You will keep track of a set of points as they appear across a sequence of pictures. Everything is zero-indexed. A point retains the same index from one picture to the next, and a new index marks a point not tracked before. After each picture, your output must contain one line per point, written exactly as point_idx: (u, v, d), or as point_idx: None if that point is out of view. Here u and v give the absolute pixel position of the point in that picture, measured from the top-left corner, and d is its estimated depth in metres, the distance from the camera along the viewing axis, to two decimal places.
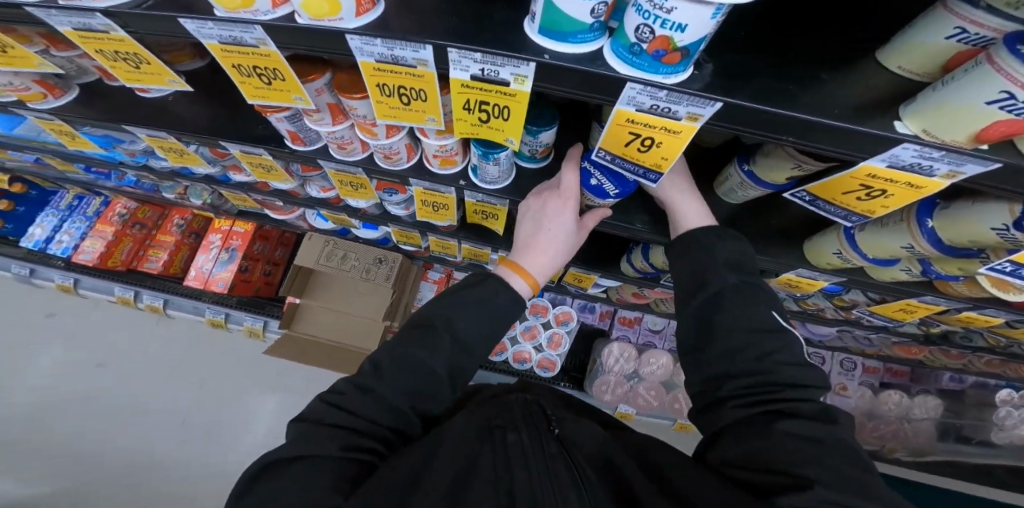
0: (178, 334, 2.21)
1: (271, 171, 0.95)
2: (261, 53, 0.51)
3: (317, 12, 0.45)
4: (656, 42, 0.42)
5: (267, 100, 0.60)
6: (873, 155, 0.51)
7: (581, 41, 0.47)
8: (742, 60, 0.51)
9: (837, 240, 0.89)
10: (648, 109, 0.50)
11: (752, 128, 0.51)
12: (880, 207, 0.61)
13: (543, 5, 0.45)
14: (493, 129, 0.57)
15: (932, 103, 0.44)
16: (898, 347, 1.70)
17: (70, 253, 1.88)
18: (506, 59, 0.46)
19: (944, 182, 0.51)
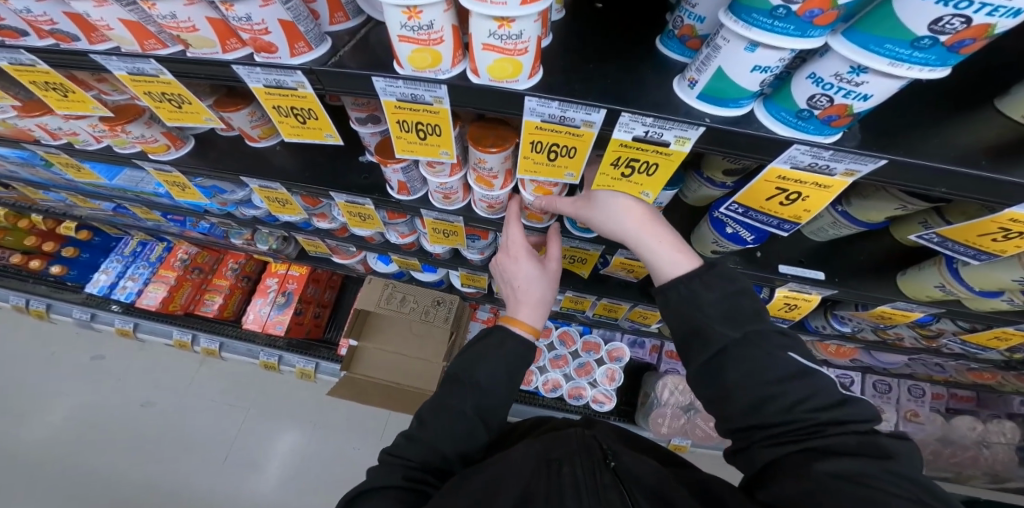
0: (223, 374, 2.21)
1: (367, 220, 0.97)
2: (428, 109, 0.54)
3: (500, 74, 0.47)
4: (831, 109, 0.43)
5: (414, 154, 0.62)
6: (1018, 204, 0.50)
7: (739, 106, 0.48)
8: (880, 116, 0.51)
9: (938, 274, 0.80)
10: (803, 166, 0.50)
11: (900, 181, 0.51)
12: (1014, 247, 0.58)
13: (710, 76, 0.46)
14: (632, 184, 0.59)
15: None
16: (972, 375, 1.68)
17: (133, 298, 1.95)
18: (674, 123, 0.48)
19: None
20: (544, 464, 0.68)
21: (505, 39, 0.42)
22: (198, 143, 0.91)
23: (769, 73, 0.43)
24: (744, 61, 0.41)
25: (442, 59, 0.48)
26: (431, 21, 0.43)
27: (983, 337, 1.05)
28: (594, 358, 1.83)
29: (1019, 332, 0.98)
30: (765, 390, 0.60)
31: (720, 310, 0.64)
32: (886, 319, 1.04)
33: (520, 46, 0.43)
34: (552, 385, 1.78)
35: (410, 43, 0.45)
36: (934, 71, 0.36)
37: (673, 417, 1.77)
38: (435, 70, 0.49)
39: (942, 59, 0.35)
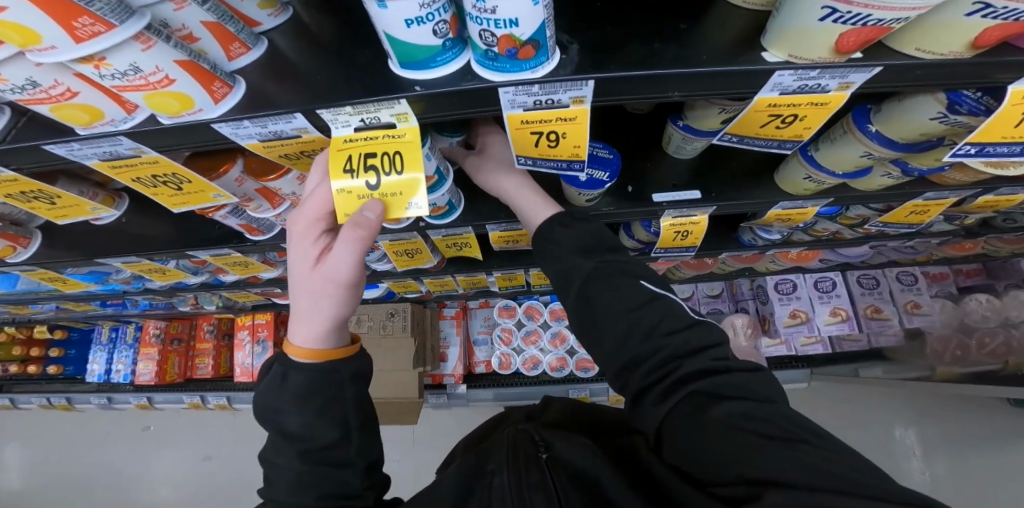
0: (243, 425, 2.31)
1: (249, 265, 1.00)
2: (146, 162, 0.52)
3: (171, 110, 0.44)
4: (503, 42, 0.42)
5: (187, 205, 0.62)
6: (760, 88, 0.52)
7: (441, 63, 0.47)
8: (601, 34, 0.52)
9: (801, 165, 0.83)
10: (535, 106, 0.49)
11: (638, 94, 0.52)
12: (803, 130, 0.59)
13: (391, 44, 0.44)
14: (393, 196, 0.48)
15: (780, 30, 0.47)
16: (951, 247, 1.60)
17: (131, 377, 2.05)
18: (379, 104, 0.47)
19: (843, 93, 0.52)
20: (477, 475, 0.78)
21: (125, 77, 0.38)
22: (62, 235, 0.93)
23: (429, 24, 0.41)
24: (390, 18, 0.39)
25: (107, 111, 0.44)
26: (26, 78, 0.37)
27: (900, 214, 1.04)
28: (564, 324, 1.80)
29: (930, 202, 0.98)
30: (674, 327, 0.67)
31: (621, 293, 0.69)
32: (791, 220, 1.04)
33: (156, 79, 0.39)
34: (530, 363, 1.78)
35: (41, 105, 0.41)
36: None
37: None
38: (109, 121, 0.46)
39: None
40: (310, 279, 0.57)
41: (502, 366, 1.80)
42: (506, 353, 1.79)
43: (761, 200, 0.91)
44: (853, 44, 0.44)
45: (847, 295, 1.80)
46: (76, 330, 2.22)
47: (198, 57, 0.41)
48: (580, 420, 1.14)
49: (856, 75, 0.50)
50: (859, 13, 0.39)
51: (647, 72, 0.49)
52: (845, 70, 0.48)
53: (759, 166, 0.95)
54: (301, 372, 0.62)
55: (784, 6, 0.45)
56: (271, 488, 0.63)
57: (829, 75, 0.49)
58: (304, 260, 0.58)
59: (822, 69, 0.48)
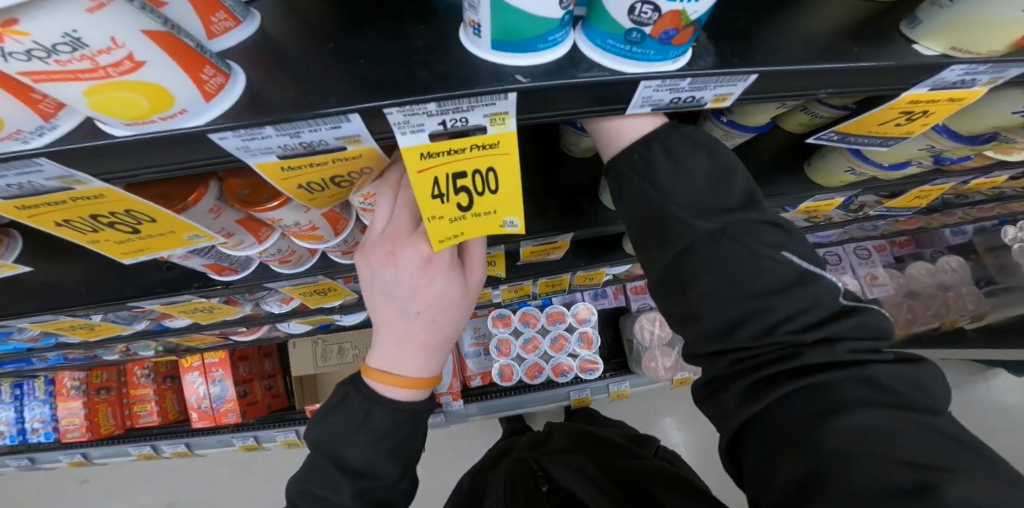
0: (199, 473, 2.02)
1: (214, 309, 0.79)
2: (85, 196, 0.34)
3: (131, 115, 0.27)
4: (664, 21, 0.29)
5: (147, 250, 0.43)
6: (917, 84, 0.47)
7: (550, 45, 0.33)
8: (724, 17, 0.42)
9: (844, 159, 0.81)
10: (668, 104, 0.39)
11: (782, 92, 0.43)
12: (920, 126, 0.56)
13: (490, 15, 0.30)
14: (484, 216, 0.40)
15: (948, 23, 0.41)
16: (899, 224, 1.69)
17: (55, 435, 1.73)
18: (476, 98, 0.31)
19: (985, 88, 0.49)
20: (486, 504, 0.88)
21: (53, 59, 0.21)
22: None
23: None
24: None
25: (9, 119, 0.26)
26: None
27: (907, 199, 1.14)
28: (564, 328, 1.68)
29: (931, 189, 1.08)
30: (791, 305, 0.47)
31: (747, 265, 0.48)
32: (812, 211, 1.08)
33: (110, 60, 0.22)
34: (535, 371, 1.68)
35: None
36: None
37: (664, 356, 1.70)
38: (10, 136, 0.27)
39: None
40: (392, 305, 0.52)
41: (504, 378, 1.67)
42: (506, 364, 1.67)
43: (797, 196, 0.88)
44: None
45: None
46: None
47: (179, 29, 0.25)
48: (589, 440, 1.06)
49: (1011, 70, 0.46)
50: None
51: (784, 68, 0.39)
52: (1009, 65, 0.45)
53: (782, 162, 0.92)
54: (389, 411, 0.55)
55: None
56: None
57: (992, 70, 0.45)
58: (423, 298, 0.51)
59: (993, 64, 0.44)
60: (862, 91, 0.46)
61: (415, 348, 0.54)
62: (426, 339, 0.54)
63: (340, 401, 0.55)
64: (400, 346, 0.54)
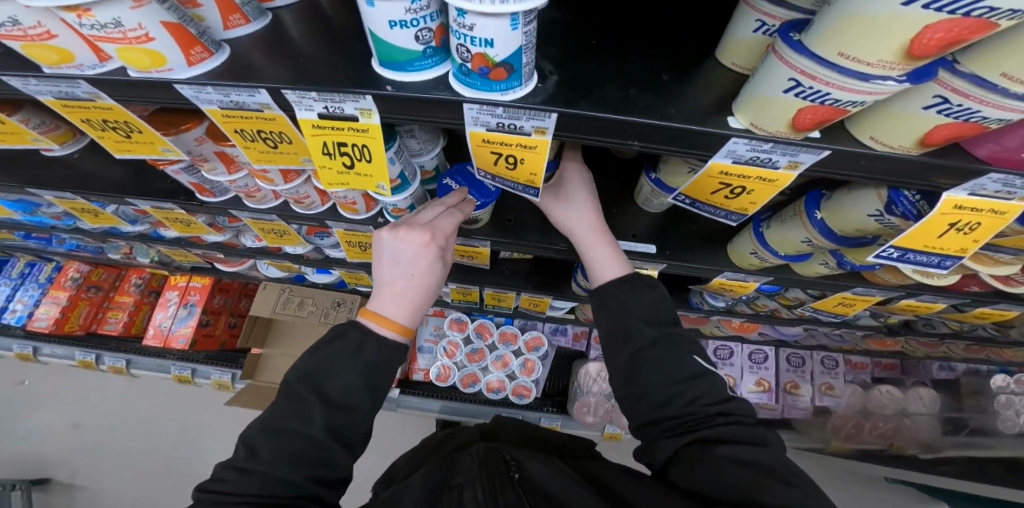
0: (148, 392, 2.19)
1: (191, 225, 0.98)
2: (101, 106, 0.53)
3: (140, 66, 0.45)
4: (476, 60, 0.44)
5: (134, 153, 0.62)
6: (716, 153, 0.57)
7: (419, 68, 0.49)
8: (579, 71, 0.56)
9: (751, 242, 0.97)
10: (496, 127, 0.52)
11: (604, 136, 0.56)
12: (749, 203, 0.66)
13: (375, 42, 0.47)
14: (362, 175, 0.58)
15: (748, 97, 0.50)
16: (873, 341, 1.77)
17: (24, 322, 1.84)
18: (344, 94, 0.48)
19: (789, 172, 0.57)
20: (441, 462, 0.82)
21: (104, 30, 0.40)
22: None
23: (412, 28, 0.44)
24: (377, 16, 0.43)
25: (79, 56, 0.46)
26: (9, 18, 0.39)
27: (830, 303, 1.26)
28: (511, 349, 1.86)
29: (858, 297, 1.19)
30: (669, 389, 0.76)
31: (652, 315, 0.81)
32: (732, 291, 1.22)
33: (134, 35, 0.41)
34: (469, 380, 1.83)
35: (13, 41, 0.43)
36: (508, 2, 0.37)
37: (596, 404, 1.87)
38: (76, 66, 0.47)
39: None
40: (400, 268, 0.79)
41: (440, 377, 1.82)
42: (446, 366, 1.82)
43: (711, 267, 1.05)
44: (806, 121, 0.48)
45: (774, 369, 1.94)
46: None
47: (187, 22, 0.44)
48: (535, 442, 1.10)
49: (804, 155, 0.54)
50: (818, 88, 0.42)
51: (594, 116, 0.52)
52: (795, 147, 0.53)
53: (698, 239, 1.09)
54: (377, 345, 0.76)
55: (759, 75, 0.47)
56: (254, 463, 0.66)
57: (781, 151, 0.54)
58: (423, 265, 0.80)
59: (777, 141, 0.52)
60: (680, 150, 0.57)
61: (406, 302, 0.79)
62: (414, 298, 0.80)
63: (338, 335, 0.77)
64: (398, 298, 0.79)
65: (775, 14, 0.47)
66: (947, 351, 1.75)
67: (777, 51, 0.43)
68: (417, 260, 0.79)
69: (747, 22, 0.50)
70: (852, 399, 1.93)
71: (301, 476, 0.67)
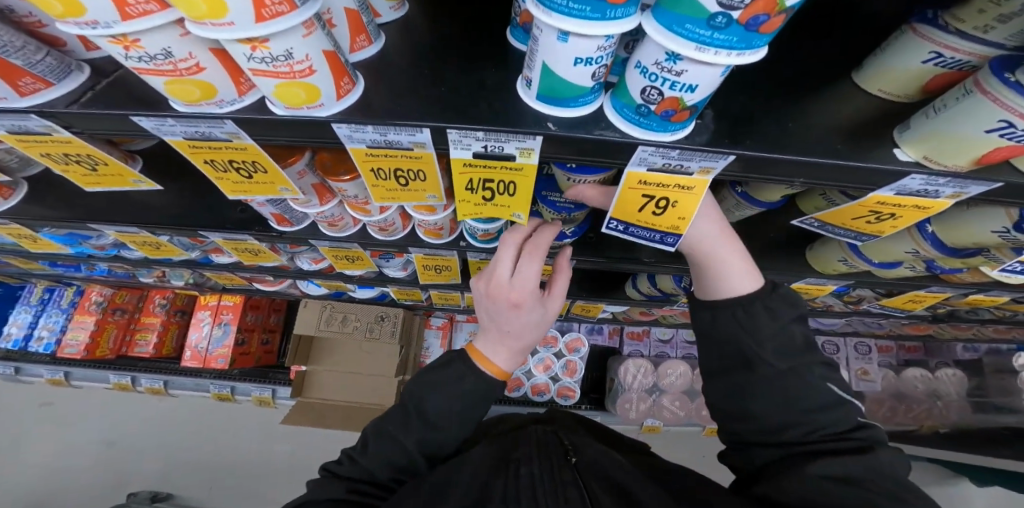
0: (175, 412, 2.12)
1: (259, 253, 0.93)
2: (236, 146, 0.49)
3: (294, 101, 0.40)
4: (665, 103, 0.40)
5: (249, 194, 0.58)
6: (882, 188, 0.53)
7: (581, 104, 0.44)
8: (727, 102, 0.52)
9: (841, 249, 0.92)
10: (659, 167, 0.49)
11: (761, 174, 0.52)
12: (889, 227, 0.63)
13: (540, 75, 0.41)
14: (498, 206, 0.54)
15: (927, 132, 0.46)
16: (910, 327, 1.67)
17: (52, 349, 1.78)
18: (510, 136, 0.44)
19: (949, 201, 0.54)
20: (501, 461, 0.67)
21: (272, 63, 0.34)
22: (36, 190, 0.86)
23: (594, 66, 0.38)
24: (562, 53, 0.37)
25: (221, 91, 0.42)
26: (163, 48, 0.35)
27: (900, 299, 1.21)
28: (552, 352, 1.80)
29: (929, 294, 1.14)
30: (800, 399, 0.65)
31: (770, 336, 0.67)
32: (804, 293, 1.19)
33: (300, 68, 0.35)
34: (513, 384, 1.78)
35: (158, 76, 0.38)
36: (742, 55, 0.33)
37: (641, 401, 1.78)
38: (216, 101, 0.43)
39: (745, 40, 0.32)
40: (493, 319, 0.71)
41: None
42: None
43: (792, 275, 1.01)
44: (997, 156, 0.44)
45: None
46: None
47: (340, 49, 0.38)
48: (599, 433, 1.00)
49: (973, 187, 0.51)
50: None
51: (768, 155, 0.48)
52: (967, 181, 0.50)
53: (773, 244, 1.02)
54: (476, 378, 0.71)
55: (948, 109, 0.42)
56: (361, 454, 0.69)
57: (952, 184, 0.50)
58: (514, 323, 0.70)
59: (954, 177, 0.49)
60: (837, 184, 0.53)
61: (502, 347, 0.72)
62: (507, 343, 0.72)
63: (445, 362, 0.73)
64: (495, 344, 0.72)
65: (959, 47, 0.42)
66: (980, 333, 1.67)
67: (986, 90, 0.39)
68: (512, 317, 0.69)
69: (915, 53, 0.45)
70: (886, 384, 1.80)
71: (386, 475, 0.68)
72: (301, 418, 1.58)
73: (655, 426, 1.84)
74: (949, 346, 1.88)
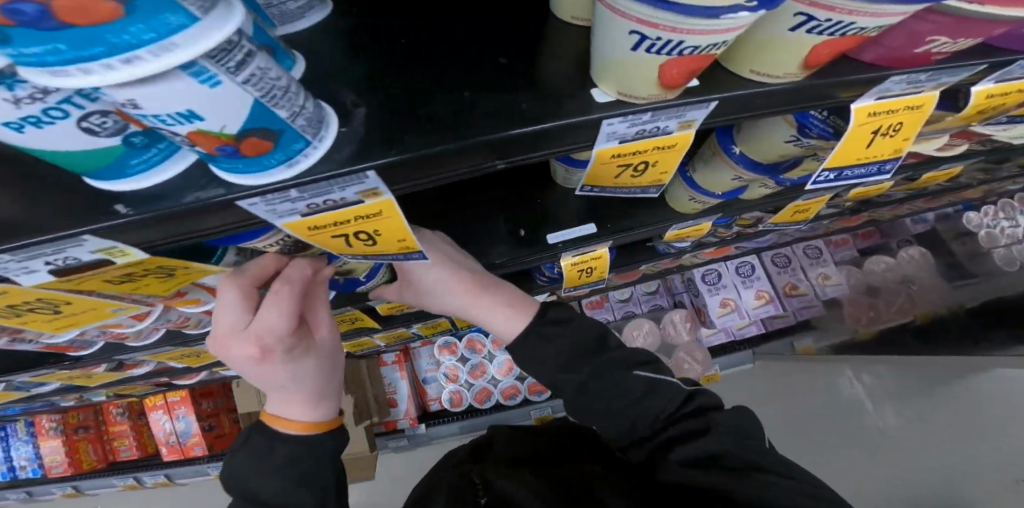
0: (176, 506, 2.12)
1: (92, 375, 0.90)
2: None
3: None
4: (204, 139, 0.28)
5: None
6: (595, 141, 0.44)
7: (148, 163, 0.33)
8: (398, 87, 0.42)
9: (683, 189, 0.76)
10: (311, 210, 0.38)
11: (457, 171, 0.41)
12: (660, 175, 0.55)
13: (39, 155, 0.29)
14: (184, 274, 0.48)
15: (602, 63, 0.38)
16: (842, 222, 1.53)
17: (38, 473, 1.77)
18: (57, 243, 0.35)
19: (685, 132, 0.46)
20: None
21: None
22: None
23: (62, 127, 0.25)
24: None
25: None
26: None
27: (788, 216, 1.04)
28: (509, 353, 1.76)
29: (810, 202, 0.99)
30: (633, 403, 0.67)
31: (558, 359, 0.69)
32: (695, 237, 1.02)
33: None
34: (482, 396, 1.75)
35: None
36: (160, 58, 0.20)
37: None
38: None
39: (131, 38, 0.19)
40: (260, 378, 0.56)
41: (454, 404, 1.75)
42: (455, 390, 1.75)
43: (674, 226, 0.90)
44: (678, 76, 0.37)
45: (766, 276, 1.73)
46: None
47: None
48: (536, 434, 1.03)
49: (693, 112, 0.43)
50: (665, 36, 0.31)
51: (435, 149, 0.38)
52: (677, 107, 0.41)
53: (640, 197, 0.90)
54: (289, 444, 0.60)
55: (597, 36, 0.36)
56: None
57: (661, 117, 0.42)
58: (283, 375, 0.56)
59: (651, 109, 0.40)
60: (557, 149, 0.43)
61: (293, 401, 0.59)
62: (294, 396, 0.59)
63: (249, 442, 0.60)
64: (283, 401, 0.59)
65: None
66: (943, 201, 1.54)
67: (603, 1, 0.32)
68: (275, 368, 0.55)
69: None
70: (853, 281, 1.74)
71: None
72: None
73: None
74: (902, 222, 1.81)
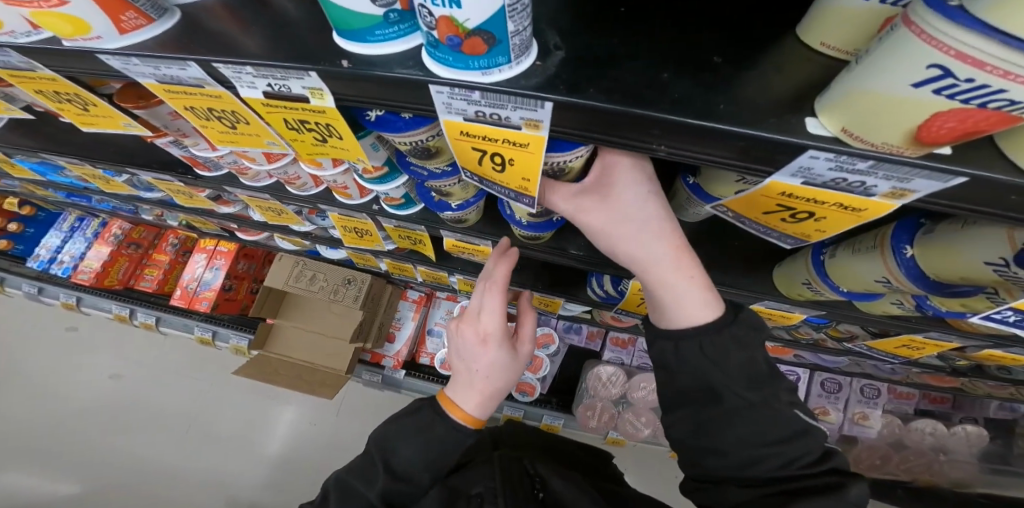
0: (180, 346, 2.32)
1: (193, 197, 1.02)
2: (44, 76, 0.57)
3: (65, 32, 0.42)
4: (443, 26, 0.33)
5: (96, 126, 0.69)
6: (778, 169, 0.42)
7: (381, 38, 0.39)
8: (599, 45, 0.43)
9: (806, 269, 0.80)
10: (476, 117, 0.43)
11: (607, 135, 0.43)
12: (814, 231, 0.52)
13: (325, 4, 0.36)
14: (337, 149, 0.53)
15: (846, 92, 0.33)
16: (932, 377, 1.47)
17: (70, 272, 1.95)
18: (286, 72, 0.42)
19: (888, 201, 0.41)
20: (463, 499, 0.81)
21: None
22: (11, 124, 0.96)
23: None
24: None
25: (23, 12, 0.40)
26: None
27: (892, 343, 1.12)
28: None
29: (928, 342, 1.05)
30: (754, 448, 0.62)
31: (744, 376, 0.62)
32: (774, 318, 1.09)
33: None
34: None
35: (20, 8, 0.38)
36: None
37: (603, 411, 1.81)
38: (91, 38, 0.43)
39: None
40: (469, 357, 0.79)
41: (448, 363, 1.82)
42: None
43: (750, 291, 0.90)
44: (940, 132, 0.31)
45: (805, 392, 1.69)
46: (42, 210, 2.13)
47: None
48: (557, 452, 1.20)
49: (919, 180, 0.38)
50: (987, 82, 0.24)
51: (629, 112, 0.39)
52: (905, 170, 0.37)
53: (729, 254, 0.92)
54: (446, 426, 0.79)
55: (866, 57, 0.30)
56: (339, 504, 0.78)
57: (879, 172, 0.37)
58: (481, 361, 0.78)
59: (876, 159, 0.36)
60: (722, 160, 0.43)
61: (471, 392, 0.79)
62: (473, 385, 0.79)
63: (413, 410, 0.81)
64: (467, 388, 0.79)
65: None
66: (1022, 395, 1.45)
67: (909, 21, 0.26)
68: (480, 355, 0.78)
69: None
70: (885, 431, 1.67)
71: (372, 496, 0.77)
72: (266, 364, 1.82)
73: (619, 439, 1.90)
74: (983, 402, 1.70)
